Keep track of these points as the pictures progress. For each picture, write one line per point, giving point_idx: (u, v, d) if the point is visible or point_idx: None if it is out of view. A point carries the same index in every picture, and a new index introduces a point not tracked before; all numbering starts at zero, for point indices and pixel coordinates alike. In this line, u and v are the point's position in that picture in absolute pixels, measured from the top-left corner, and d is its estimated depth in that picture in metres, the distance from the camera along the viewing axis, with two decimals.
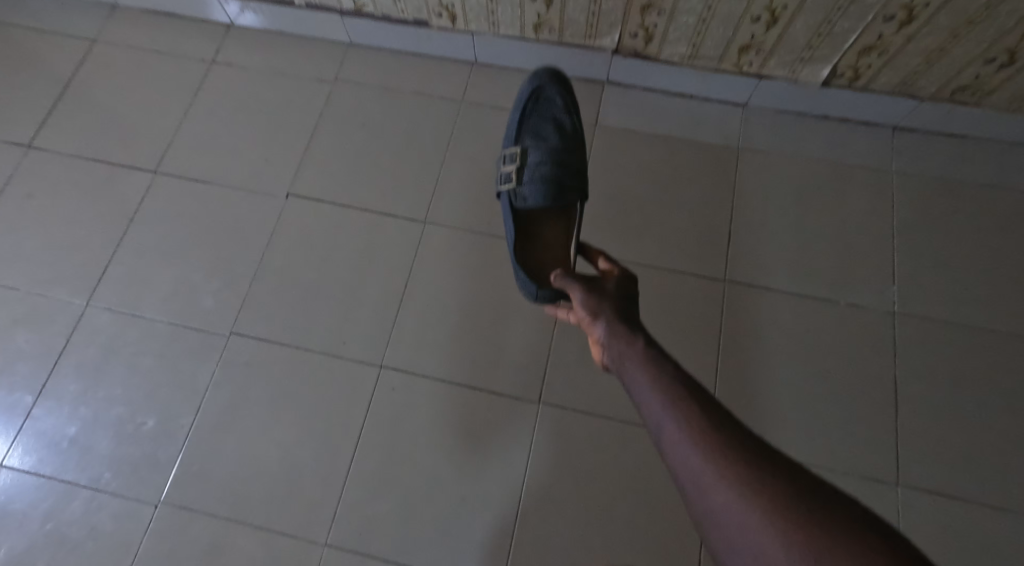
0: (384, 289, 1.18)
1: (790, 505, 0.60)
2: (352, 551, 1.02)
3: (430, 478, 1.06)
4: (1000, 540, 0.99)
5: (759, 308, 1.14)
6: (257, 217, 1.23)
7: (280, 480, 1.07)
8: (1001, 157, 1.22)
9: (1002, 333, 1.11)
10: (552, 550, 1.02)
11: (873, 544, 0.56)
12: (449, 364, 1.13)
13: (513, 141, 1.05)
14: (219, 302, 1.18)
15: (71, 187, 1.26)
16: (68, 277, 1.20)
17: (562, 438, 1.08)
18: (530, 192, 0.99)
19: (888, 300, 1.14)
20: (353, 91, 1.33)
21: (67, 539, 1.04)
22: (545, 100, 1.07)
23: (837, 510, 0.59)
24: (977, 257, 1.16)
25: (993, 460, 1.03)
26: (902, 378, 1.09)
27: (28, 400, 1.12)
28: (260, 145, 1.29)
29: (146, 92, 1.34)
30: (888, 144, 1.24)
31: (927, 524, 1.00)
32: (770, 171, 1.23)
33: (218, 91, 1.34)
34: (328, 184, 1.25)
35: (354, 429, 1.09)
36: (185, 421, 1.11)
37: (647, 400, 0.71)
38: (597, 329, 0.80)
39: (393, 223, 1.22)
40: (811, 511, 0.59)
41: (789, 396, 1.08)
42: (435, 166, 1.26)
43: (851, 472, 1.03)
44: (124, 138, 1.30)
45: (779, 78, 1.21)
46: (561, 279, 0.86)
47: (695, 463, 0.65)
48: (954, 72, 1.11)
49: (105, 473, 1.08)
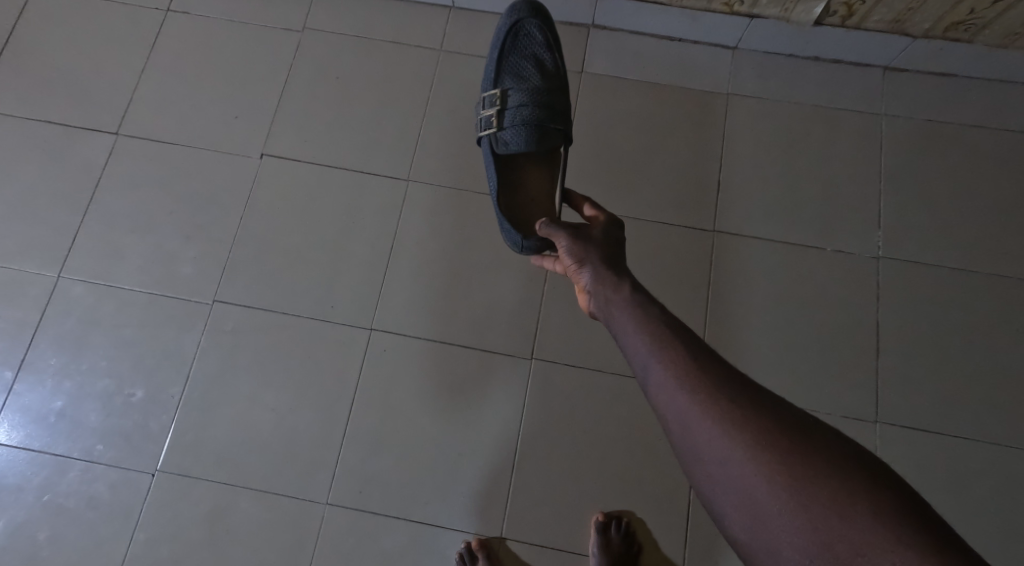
0: (369, 250, 1.15)
1: (797, 461, 0.57)
2: (353, 509, 1.05)
3: (427, 436, 1.07)
4: (971, 470, 1.05)
5: (748, 258, 1.14)
6: (232, 179, 1.18)
7: (276, 445, 1.07)
8: (991, 96, 1.21)
9: (983, 274, 1.13)
10: (549, 500, 1.05)
11: (883, 500, 0.54)
12: (439, 324, 1.12)
13: (491, 84, 0.96)
14: (198, 269, 1.14)
15: (28, 151, 1.19)
16: (35, 246, 1.15)
17: (556, 393, 1.09)
18: (512, 137, 0.91)
19: (874, 245, 1.15)
20: (324, 39, 1.25)
21: (66, 511, 1.05)
22: (525, 36, 0.96)
23: (845, 464, 0.56)
24: (962, 198, 1.17)
25: (969, 397, 1.08)
26: (886, 322, 1.11)
27: (9, 376, 1.10)
28: (229, 101, 1.22)
29: (98, 44, 1.24)
30: (879, 85, 1.22)
31: (903, 459, 1.05)
32: (760, 116, 1.21)
33: (178, 41, 1.25)
34: (304, 142, 1.20)
35: (347, 391, 1.09)
36: (174, 391, 1.09)
37: (640, 352, 0.66)
38: (584, 277, 0.74)
39: (374, 181, 1.18)
40: (819, 465, 0.56)
41: (777, 343, 1.10)
42: (415, 119, 1.21)
43: (834, 411, 1.07)
44: (80, 96, 1.22)
45: (771, 17, 1.17)
46: (546, 226, 0.78)
47: (691, 413, 0.61)
48: (948, 8, 1.09)
49: (97, 445, 1.07)
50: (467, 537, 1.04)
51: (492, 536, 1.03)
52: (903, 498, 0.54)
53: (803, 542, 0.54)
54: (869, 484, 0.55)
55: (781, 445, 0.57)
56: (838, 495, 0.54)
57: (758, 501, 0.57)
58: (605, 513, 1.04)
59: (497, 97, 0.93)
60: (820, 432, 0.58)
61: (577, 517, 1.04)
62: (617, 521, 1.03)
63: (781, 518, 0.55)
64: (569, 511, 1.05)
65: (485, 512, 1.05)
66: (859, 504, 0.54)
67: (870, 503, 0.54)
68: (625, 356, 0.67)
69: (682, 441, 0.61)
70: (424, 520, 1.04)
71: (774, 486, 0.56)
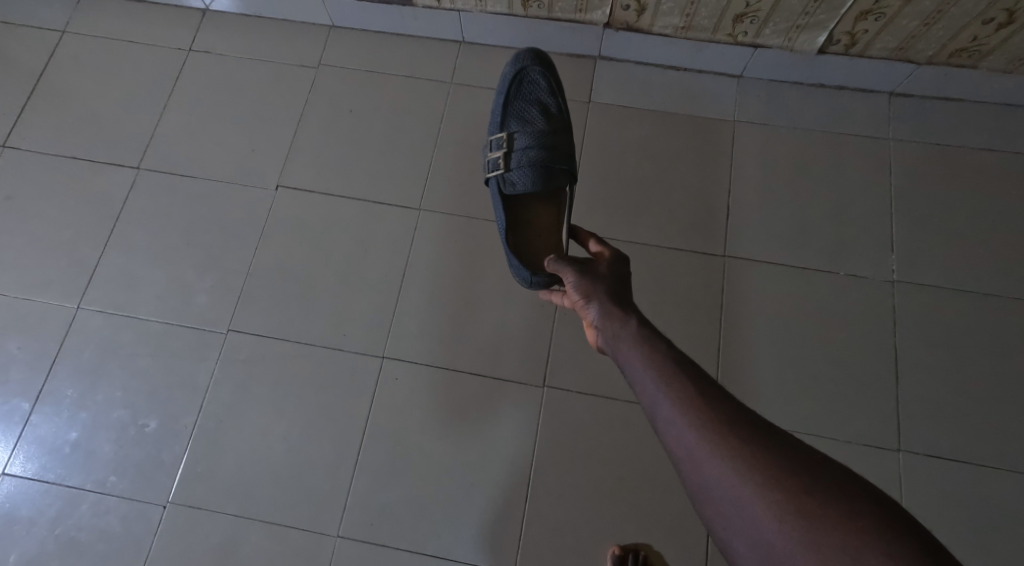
0: (382, 279, 1.16)
1: (807, 497, 0.56)
2: (364, 541, 1.03)
3: (438, 466, 1.06)
4: (999, 500, 1.01)
5: (759, 283, 1.13)
6: (248, 211, 1.21)
7: (288, 476, 1.07)
8: (998, 120, 1.21)
9: (1000, 297, 1.12)
10: (563, 531, 1.03)
11: (895, 538, 0.52)
12: (450, 352, 1.12)
13: (498, 127, 0.98)
14: (214, 299, 1.16)
15: (52, 186, 1.23)
16: (56, 279, 1.17)
17: (568, 421, 1.08)
18: (519, 178, 0.92)
19: (887, 269, 1.14)
20: (339, 76, 1.29)
21: (76, 543, 1.04)
22: (529, 82, 0.99)
23: (856, 500, 0.55)
24: (975, 222, 1.16)
25: (993, 423, 1.05)
26: (903, 346, 1.09)
27: (26, 407, 1.11)
28: (246, 136, 1.26)
29: (123, 84, 1.29)
30: (885, 112, 1.23)
31: (928, 487, 1.02)
32: (767, 142, 1.22)
33: (198, 80, 1.29)
34: (318, 175, 1.22)
35: (358, 420, 1.09)
36: (187, 422, 1.10)
37: (647, 387, 0.66)
38: (591, 312, 0.74)
39: (387, 211, 1.20)
40: (829, 502, 0.55)
41: (792, 368, 1.09)
42: (427, 151, 1.23)
43: (853, 439, 1.05)
44: (104, 134, 1.26)
45: (774, 47, 1.19)
46: (554, 261, 0.78)
47: (701, 450, 0.60)
48: (951, 35, 1.11)
49: (110, 476, 1.07)
50: None
51: None
52: (919, 536, 0.53)
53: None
54: (883, 523, 0.53)
55: (793, 483, 0.56)
56: (852, 534, 0.53)
57: (771, 540, 0.55)
58: (622, 546, 1.01)
59: (504, 140, 0.94)
60: (830, 468, 0.57)
61: (592, 548, 1.02)
62: (633, 555, 0.99)
63: (795, 558, 0.54)
64: (583, 542, 1.02)
65: (497, 545, 1.02)
66: (875, 544, 0.52)
67: (886, 542, 0.52)
68: (633, 391, 0.67)
69: (692, 477, 0.60)
70: (436, 553, 1.02)
71: (787, 525, 0.55)
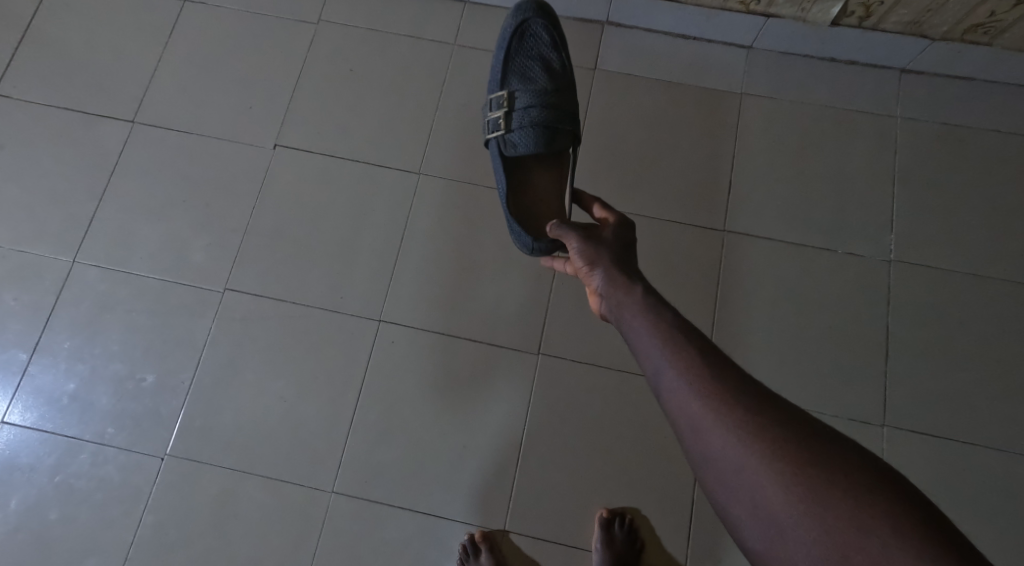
0: (381, 241, 1.16)
1: (814, 469, 0.56)
2: (359, 497, 1.06)
3: (432, 427, 1.08)
4: (979, 474, 1.04)
5: (756, 257, 1.14)
6: (246, 169, 1.19)
7: (284, 434, 1.08)
8: (1008, 101, 1.20)
9: (996, 280, 1.12)
10: (552, 493, 1.06)
11: (899, 510, 0.53)
12: (447, 316, 1.13)
13: (498, 85, 0.95)
14: (211, 258, 1.15)
15: (45, 136, 1.20)
16: (52, 233, 1.16)
17: (561, 387, 1.09)
18: (521, 139, 0.90)
19: (886, 248, 1.14)
20: (339, 33, 1.26)
21: (76, 491, 1.06)
22: (530, 36, 0.95)
23: (863, 472, 0.56)
24: (977, 204, 1.16)
25: (980, 402, 1.07)
26: (895, 324, 1.10)
27: (23, 357, 1.12)
28: (243, 92, 1.23)
29: (117, 32, 1.26)
30: (894, 89, 1.21)
31: (910, 460, 1.05)
32: (773, 116, 1.20)
33: (194, 32, 1.26)
34: (316, 134, 1.21)
35: (354, 382, 1.10)
36: (184, 377, 1.11)
37: (650, 354, 0.66)
38: (595, 279, 0.74)
39: (387, 174, 1.18)
40: (834, 473, 0.56)
41: (783, 342, 1.10)
42: (429, 113, 1.21)
43: (840, 414, 1.07)
44: (98, 83, 1.23)
45: (786, 17, 1.16)
46: (557, 227, 0.78)
47: (705, 420, 0.60)
48: (969, 9, 1.08)
49: (108, 429, 1.09)
50: (470, 529, 1.04)
51: (496, 529, 1.04)
52: (923, 511, 0.53)
53: (819, 553, 0.54)
54: (886, 497, 0.54)
55: (797, 454, 0.57)
56: (856, 506, 0.54)
57: (774, 510, 0.56)
58: (609, 510, 1.04)
59: (504, 99, 0.92)
60: (835, 439, 0.58)
61: (581, 511, 1.05)
62: (620, 518, 1.03)
63: (798, 529, 0.55)
64: (572, 505, 1.05)
65: (489, 505, 1.05)
66: (879, 517, 0.53)
67: (889, 517, 0.53)
68: (637, 359, 0.67)
69: (694, 447, 0.61)
70: (428, 511, 1.05)
71: (790, 495, 0.56)
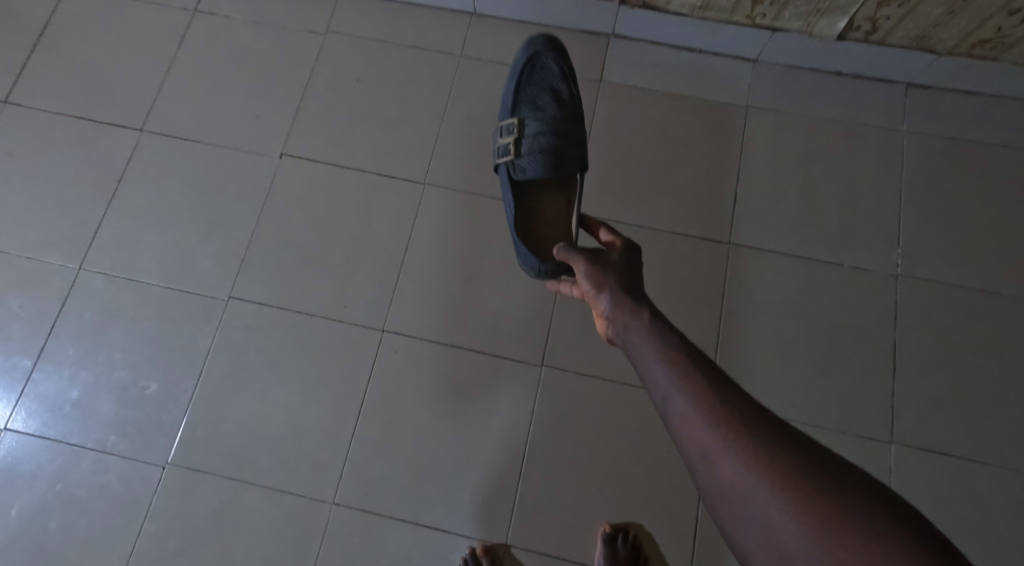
0: (386, 251, 1.16)
1: (826, 500, 0.55)
2: (359, 509, 1.05)
3: (434, 439, 1.07)
4: (989, 493, 1.02)
5: (761, 271, 1.13)
6: (252, 178, 1.20)
7: (286, 444, 1.08)
8: (1015, 116, 1.19)
9: (1004, 296, 1.11)
10: (554, 508, 1.04)
11: (912, 544, 0.52)
12: (451, 327, 1.12)
13: (508, 112, 0.96)
14: (216, 266, 1.16)
15: (56, 144, 1.22)
16: (59, 240, 1.17)
17: (564, 400, 1.08)
18: (530, 164, 0.91)
19: (893, 263, 1.13)
20: (346, 43, 1.26)
21: (77, 499, 1.06)
22: (541, 68, 0.97)
23: (875, 503, 0.55)
24: (985, 219, 1.15)
25: (989, 420, 1.06)
26: (903, 340, 1.09)
27: (27, 364, 1.12)
28: (251, 102, 1.24)
29: (128, 41, 1.27)
30: (901, 104, 1.21)
31: (918, 479, 1.03)
32: (779, 130, 1.20)
33: (204, 42, 1.27)
34: (322, 144, 1.21)
35: (355, 392, 1.10)
36: (187, 385, 1.11)
37: (658, 380, 0.65)
38: (601, 302, 0.73)
39: (392, 184, 1.19)
40: (846, 504, 0.55)
41: (789, 357, 1.09)
42: (434, 124, 1.22)
43: (847, 431, 1.06)
44: (108, 92, 1.24)
45: (792, 32, 1.17)
46: (564, 250, 0.78)
47: (714, 447, 0.60)
48: (976, 25, 1.08)
49: (110, 437, 1.08)
50: (471, 543, 1.03)
51: (497, 543, 1.03)
52: (937, 544, 0.52)
53: None
54: (900, 530, 0.53)
55: (808, 484, 0.56)
56: (868, 539, 0.53)
57: (785, 541, 0.55)
58: (612, 525, 1.03)
59: (514, 126, 0.93)
60: (845, 469, 0.57)
61: (583, 526, 1.04)
62: (623, 534, 1.02)
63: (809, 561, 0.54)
64: (574, 519, 1.04)
65: (490, 518, 1.04)
66: (892, 550, 0.52)
67: (902, 551, 0.52)
68: (645, 384, 0.66)
69: (704, 474, 0.60)
70: (429, 524, 1.04)
71: (801, 525, 0.55)
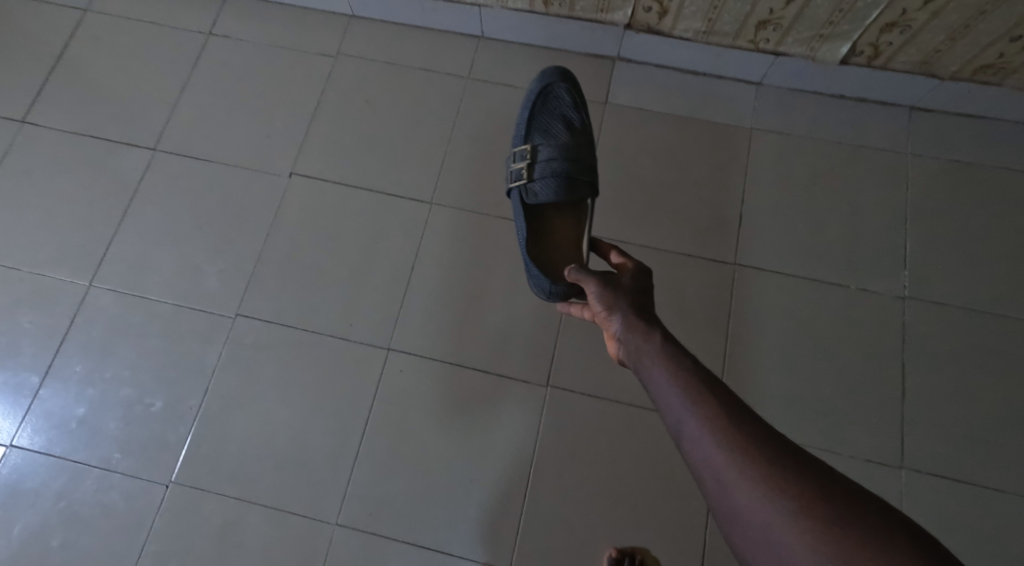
0: (393, 270, 1.16)
1: (843, 527, 0.54)
2: (362, 530, 1.04)
3: (438, 459, 1.07)
4: (1002, 520, 1.01)
5: (767, 291, 1.13)
6: (262, 197, 1.21)
7: (290, 462, 1.07)
8: (1020, 139, 1.20)
9: (1013, 318, 1.10)
10: (559, 530, 1.03)
11: None
12: (456, 345, 1.12)
13: (521, 139, 0.98)
14: (224, 283, 1.17)
15: (70, 163, 1.24)
16: (70, 258, 1.18)
17: (569, 420, 1.08)
18: (542, 188, 0.92)
19: (900, 285, 1.13)
20: (356, 66, 1.29)
21: (79, 517, 1.06)
22: (554, 98, 0.99)
23: (892, 530, 0.54)
24: (991, 241, 1.15)
25: (1001, 444, 1.04)
26: (911, 362, 1.09)
27: (34, 381, 1.12)
28: (262, 122, 1.26)
29: (143, 63, 1.30)
30: (905, 127, 1.22)
31: (930, 505, 1.01)
32: (784, 151, 1.21)
33: (217, 64, 1.30)
34: (331, 164, 1.23)
35: (360, 411, 1.09)
36: (192, 403, 1.11)
37: (671, 403, 0.65)
38: (613, 323, 0.73)
39: (399, 204, 1.20)
40: (863, 532, 0.54)
41: (796, 378, 1.08)
42: (442, 144, 1.23)
43: (857, 454, 1.04)
44: (122, 112, 1.27)
45: (796, 56, 1.18)
46: (575, 271, 0.78)
47: (729, 472, 0.59)
48: (977, 51, 1.09)
49: (115, 454, 1.08)
50: None
51: None
52: None
53: None
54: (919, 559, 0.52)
55: (824, 510, 0.55)
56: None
57: None
58: (618, 549, 1.01)
59: (527, 152, 0.94)
60: (861, 495, 0.56)
61: (589, 549, 1.02)
62: (630, 558, 0.99)
63: None
64: (580, 543, 1.03)
65: (494, 541, 1.03)
66: None
67: None
68: (658, 407, 0.66)
69: (719, 500, 0.60)
70: (433, 546, 1.03)
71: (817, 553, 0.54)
